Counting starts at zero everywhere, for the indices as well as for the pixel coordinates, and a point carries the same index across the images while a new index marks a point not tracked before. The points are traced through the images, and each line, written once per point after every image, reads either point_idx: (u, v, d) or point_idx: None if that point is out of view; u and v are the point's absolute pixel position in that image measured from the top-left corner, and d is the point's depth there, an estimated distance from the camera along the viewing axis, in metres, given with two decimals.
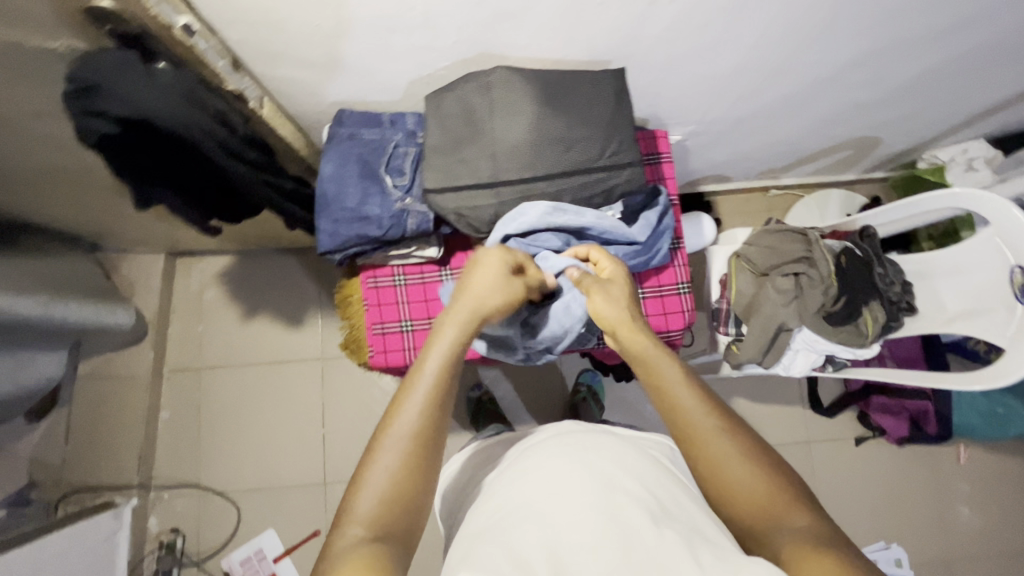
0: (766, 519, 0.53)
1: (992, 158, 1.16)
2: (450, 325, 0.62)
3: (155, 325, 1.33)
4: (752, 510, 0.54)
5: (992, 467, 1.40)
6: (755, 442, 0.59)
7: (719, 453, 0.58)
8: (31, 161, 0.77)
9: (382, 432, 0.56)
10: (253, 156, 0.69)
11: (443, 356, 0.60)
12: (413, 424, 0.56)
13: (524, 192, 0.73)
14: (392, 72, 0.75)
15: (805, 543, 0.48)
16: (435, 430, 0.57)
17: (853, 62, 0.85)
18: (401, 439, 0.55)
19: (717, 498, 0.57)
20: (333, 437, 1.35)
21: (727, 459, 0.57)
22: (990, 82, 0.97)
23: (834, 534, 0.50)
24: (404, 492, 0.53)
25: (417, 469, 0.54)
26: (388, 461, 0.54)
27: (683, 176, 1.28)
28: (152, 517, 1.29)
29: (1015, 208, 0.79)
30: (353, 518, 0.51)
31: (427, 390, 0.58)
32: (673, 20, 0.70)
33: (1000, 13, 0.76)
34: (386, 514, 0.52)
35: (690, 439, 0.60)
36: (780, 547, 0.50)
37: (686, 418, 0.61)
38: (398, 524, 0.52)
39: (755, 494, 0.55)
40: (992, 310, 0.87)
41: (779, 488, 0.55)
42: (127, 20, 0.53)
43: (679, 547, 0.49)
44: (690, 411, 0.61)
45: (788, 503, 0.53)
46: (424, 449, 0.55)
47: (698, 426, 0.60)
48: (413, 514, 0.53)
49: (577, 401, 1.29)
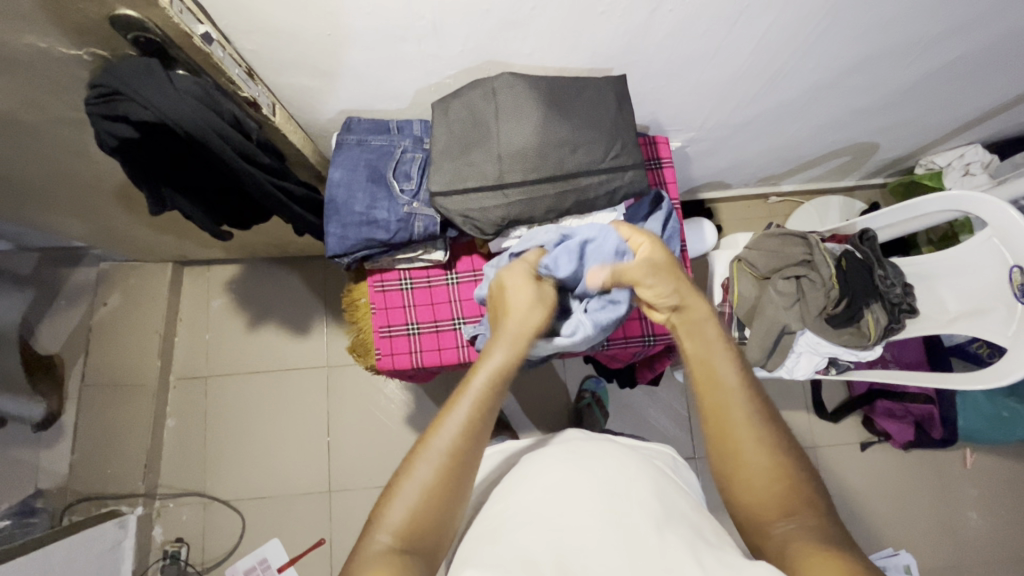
0: (779, 512, 0.53)
1: (988, 162, 1.17)
2: (498, 347, 0.62)
3: (162, 333, 1.34)
4: (759, 500, 0.54)
5: (999, 472, 1.39)
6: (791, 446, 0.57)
7: (745, 439, 0.56)
8: (48, 166, 0.79)
9: (420, 444, 0.55)
10: (266, 162, 0.70)
11: (489, 376, 0.59)
12: (451, 442, 0.55)
13: (529, 194, 0.75)
14: (401, 81, 0.77)
15: (809, 541, 0.49)
16: (477, 446, 0.56)
17: (849, 68, 0.87)
18: (438, 452, 0.54)
19: (725, 474, 0.57)
20: (338, 445, 1.35)
21: (750, 445, 0.56)
22: (985, 87, 0.99)
23: (843, 540, 0.49)
24: (436, 506, 0.53)
25: (451, 487, 0.53)
26: (422, 475, 0.53)
27: (684, 182, 1.30)
28: (157, 526, 1.28)
29: (1011, 208, 0.81)
30: (381, 528, 0.51)
31: (467, 415, 0.56)
32: (672, 29, 0.72)
33: (993, 18, 0.78)
34: (417, 527, 0.51)
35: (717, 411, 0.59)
36: (787, 544, 0.50)
37: (721, 396, 0.59)
38: (427, 537, 0.51)
39: (768, 485, 0.54)
40: (992, 310, 0.88)
41: (790, 484, 0.54)
42: (151, 29, 0.55)
43: (682, 552, 0.50)
44: (728, 390, 0.59)
45: (798, 503, 0.53)
46: (464, 460, 0.55)
47: (731, 411, 0.58)
48: (444, 528, 0.53)
49: (581, 407, 1.29)
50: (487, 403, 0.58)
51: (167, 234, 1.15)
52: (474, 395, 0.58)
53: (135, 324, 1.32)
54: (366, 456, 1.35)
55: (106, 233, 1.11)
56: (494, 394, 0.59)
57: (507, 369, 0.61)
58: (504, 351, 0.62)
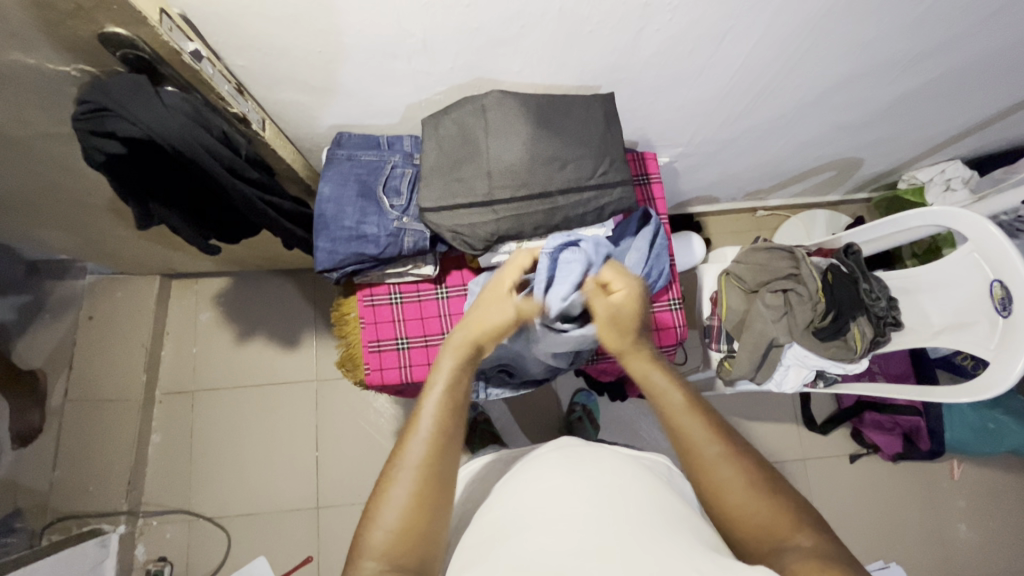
0: (770, 544, 0.52)
1: (969, 179, 1.20)
2: (449, 352, 0.61)
3: (148, 348, 1.32)
4: (752, 534, 0.54)
5: (987, 482, 1.40)
6: (771, 477, 0.56)
7: (725, 481, 0.56)
8: (34, 181, 0.78)
9: (392, 464, 0.55)
10: (255, 177, 0.70)
11: (444, 384, 0.58)
12: (419, 460, 0.54)
13: (519, 209, 0.75)
14: (392, 97, 0.77)
15: (811, 559, 0.48)
16: (448, 456, 0.55)
17: (831, 87, 0.89)
18: (410, 469, 0.54)
19: (715, 510, 0.57)
20: (326, 459, 1.33)
21: (731, 486, 0.56)
22: (964, 105, 1.01)
23: (841, 554, 0.49)
24: (416, 522, 0.52)
25: (429, 497, 0.53)
26: (399, 494, 0.53)
27: (673, 196, 1.31)
28: (139, 545, 1.26)
29: (991, 224, 0.83)
30: (365, 552, 0.50)
31: (432, 429, 0.55)
32: (659, 47, 0.74)
33: (966, 42, 0.81)
34: (400, 544, 0.51)
35: (694, 456, 0.58)
36: (785, 562, 0.49)
37: (690, 444, 0.59)
38: (411, 554, 0.51)
39: (762, 516, 0.54)
40: (975, 323, 0.89)
41: (780, 506, 0.54)
42: (140, 46, 0.54)
43: (676, 551, 0.50)
44: (696, 435, 0.59)
45: (791, 525, 0.53)
46: (437, 472, 0.54)
47: (704, 454, 0.58)
48: (433, 539, 0.52)
49: (572, 421, 1.29)
50: (450, 410, 0.57)
51: (155, 247, 1.14)
52: (434, 406, 0.57)
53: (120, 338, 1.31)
54: (356, 471, 1.33)
55: (93, 246, 1.10)
56: (451, 402, 0.57)
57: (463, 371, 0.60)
58: (455, 354, 0.60)
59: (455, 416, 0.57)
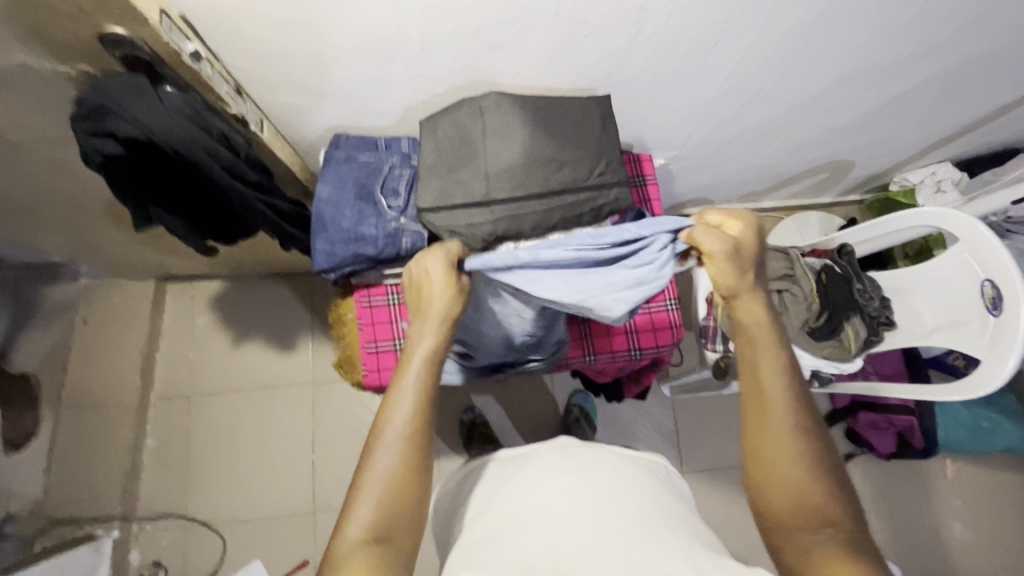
0: (803, 523, 0.54)
1: (959, 181, 1.24)
2: (427, 330, 0.60)
3: (143, 351, 1.31)
4: (786, 510, 0.55)
5: (979, 481, 1.42)
6: (827, 468, 0.57)
7: (784, 451, 0.57)
8: (30, 183, 0.78)
9: (373, 436, 0.56)
10: (254, 178, 0.70)
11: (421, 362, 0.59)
12: (401, 430, 0.56)
13: (516, 209, 0.75)
14: (389, 99, 0.78)
15: (837, 550, 0.50)
16: (429, 426, 0.58)
17: (823, 89, 0.90)
18: (393, 440, 0.56)
19: (756, 470, 0.58)
20: (323, 463, 1.33)
21: (790, 459, 0.57)
22: (953, 108, 1.03)
23: (871, 549, 0.51)
24: (401, 492, 0.54)
25: (415, 468, 0.55)
26: (384, 461, 0.55)
27: (668, 199, 1.32)
28: (133, 550, 1.24)
29: (981, 224, 0.84)
30: (352, 518, 0.53)
31: (413, 403, 0.57)
32: (654, 50, 0.74)
33: (956, 45, 0.82)
34: (383, 517, 0.53)
35: (761, 411, 0.59)
36: (811, 548, 0.51)
37: (766, 399, 0.59)
38: (395, 529, 0.53)
39: (800, 499, 0.55)
40: (966, 322, 0.90)
41: (827, 498, 0.55)
42: (139, 46, 0.54)
43: (678, 554, 0.50)
44: (776, 398, 0.59)
45: (831, 516, 0.54)
46: (419, 445, 0.56)
47: (777, 417, 0.59)
48: (419, 508, 0.55)
49: (570, 422, 1.30)
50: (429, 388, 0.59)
51: (150, 250, 1.13)
52: (414, 383, 0.58)
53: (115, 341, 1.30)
54: (352, 474, 1.33)
55: (88, 249, 1.10)
56: (428, 377, 0.59)
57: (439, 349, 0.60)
58: (434, 333, 0.60)
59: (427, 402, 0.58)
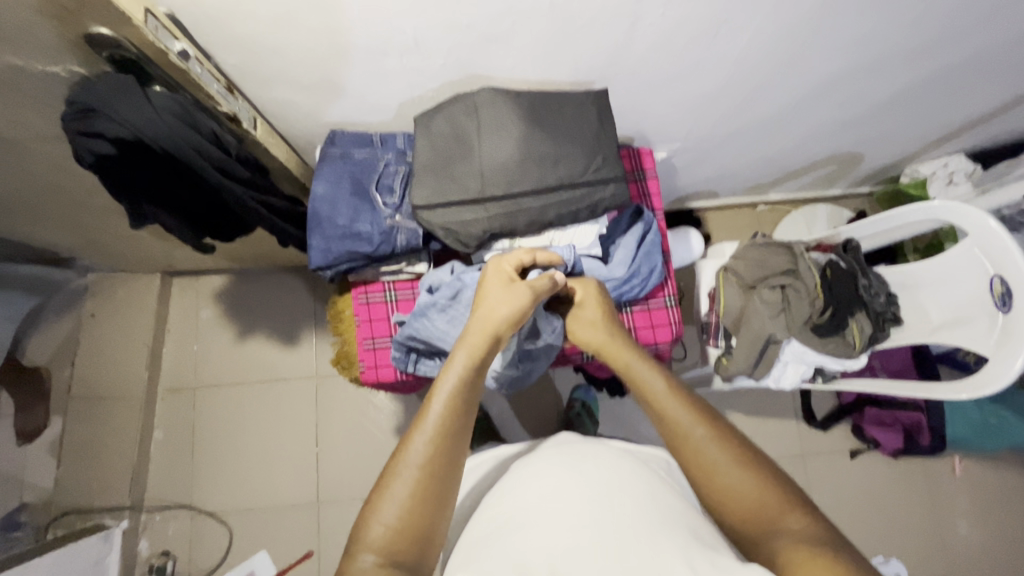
0: (763, 523, 0.51)
1: (972, 172, 1.19)
2: (460, 351, 0.62)
3: (150, 345, 1.33)
4: (746, 518, 0.53)
5: (988, 479, 1.40)
6: (770, 466, 0.55)
7: (715, 462, 0.56)
8: (32, 179, 0.78)
9: (394, 460, 0.54)
10: (247, 176, 0.70)
11: (454, 380, 0.59)
12: (424, 454, 0.54)
13: (511, 207, 0.75)
14: (385, 94, 0.77)
15: (800, 544, 0.47)
16: (453, 460, 0.54)
17: (830, 80, 0.87)
18: (412, 468, 0.53)
19: (709, 492, 0.56)
20: (327, 455, 1.34)
21: (724, 467, 0.55)
22: (968, 97, 0.99)
23: (834, 539, 0.47)
24: (416, 522, 0.51)
25: (431, 499, 0.52)
26: (399, 491, 0.52)
27: (672, 192, 1.31)
28: (142, 539, 1.27)
29: (992, 219, 0.81)
30: (365, 546, 0.50)
31: (438, 424, 0.55)
32: (652, 42, 0.73)
33: (969, 32, 0.79)
34: (398, 541, 0.50)
35: (679, 440, 0.59)
36: (777, 550, 0.48)
37: (676, 425, 0.60)
38: (410, 553, 0.50)
39: (756, 497, 0.53)
40: (974, 319, 0.88)
41: (774, 489, 0.53)
42: (127, 46, 0.54)
43: (674, 554, 0.50)
44: (684, 423, 0.60)
45: (785, 506, 0.51)
46: (439, 476, 0.53)
47: (692, 435, 0.58)
48: (432, 536, 0.52)
49: (571, 417, 1.29)
50: (457, 411, 0.57)
51: (155, 245, 1.14)
52: (444, 402, 0.57)
53: (122, 335, 1.31)
54: (355, 467, 1.34)
55: (94, 244, 1.11)
56: (462, 399, 0.58)
57: (472, 370, 0.60)
58: (466, 354, 0.61)
59: (453, 431, 0.56)
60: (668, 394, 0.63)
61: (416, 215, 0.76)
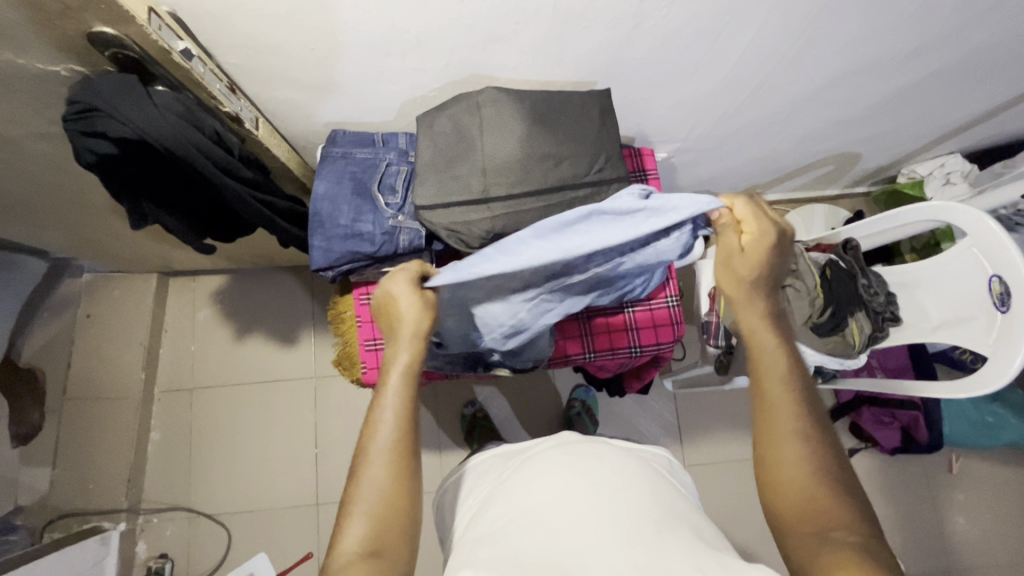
0: (814, 526, 0.53)
1: (968, 172, 1.21)
2: (400, 349, 0.64)
3: (147, 346, 1.32)
4: (796, 516, 0.55)
5: (984, 476, 1.41)
6: (841, 478, 0.57)
7: (788, 456, 0.58)
8: (30, 180, 0.78)
9: (364, 452, 0.60)
10: (250, 177, 0.70)
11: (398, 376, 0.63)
12: (391, 441, 0.60)
13: (514, 206, 0.74)
14: (387, 94, 0.77)
15: (845, 552, 0.48)
16: (413, 441, 0.61)
17: (830, 81, 0.88)
18: (382, 454, 0.59)
19: (767, 480, 0.59)
20: (326, 456, 1.34)
21: (793, 463, 0.58)
22: (964, 99, 1.00)
23: (884, 548, 0.49)
24: (394, 506, 0.57)
25: (404, 482, 0.58)
26: (373, 478, 0.58)
27: (671, 192, 1.31)
28: (140, 541, 1.26)
29: (989, 218, 0.82)
30: (348, 536, 0.55)
31: (395, 415, 0.61)
32: (654, 43, 0.73)
33: (966, 34, 0.80)
34: (377, 530, 0.55)
35: (766, 423, 0.62)
36: (821, 556, 0.50)
37: (773, 407, 0.62)
38: (390, 540, 0.55)
39: (809, 499, 0.55)
40: (973, 319, 0.88)
41: (833, 499, 0.55)
42: (128, 44, 0.54)
43: (680, 557, 0.50)
44: (784, 410, 0.61)
45: (841, 518, 0.53)
46: (406, 460, 0.59)
47: (781, 424, 0.60)
48: (410, 521, 0.57)
49: (571, 417, 1.29)
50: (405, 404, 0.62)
51: (152, 246, 1.14)
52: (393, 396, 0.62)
53: (118, 336, 1.31)
54: None
55: (91, 245, 1.10)
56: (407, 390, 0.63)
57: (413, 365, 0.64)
58: (406, 352, 0.64)
59: (408, 418, 0.62)
60: (781, 381, 0.63)
61: (418, 214, 0.76)
